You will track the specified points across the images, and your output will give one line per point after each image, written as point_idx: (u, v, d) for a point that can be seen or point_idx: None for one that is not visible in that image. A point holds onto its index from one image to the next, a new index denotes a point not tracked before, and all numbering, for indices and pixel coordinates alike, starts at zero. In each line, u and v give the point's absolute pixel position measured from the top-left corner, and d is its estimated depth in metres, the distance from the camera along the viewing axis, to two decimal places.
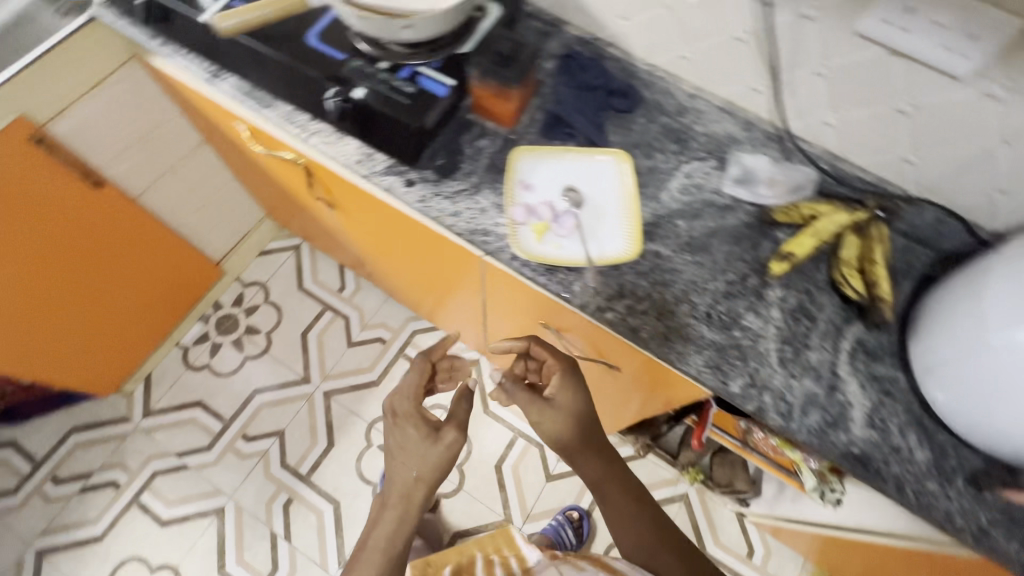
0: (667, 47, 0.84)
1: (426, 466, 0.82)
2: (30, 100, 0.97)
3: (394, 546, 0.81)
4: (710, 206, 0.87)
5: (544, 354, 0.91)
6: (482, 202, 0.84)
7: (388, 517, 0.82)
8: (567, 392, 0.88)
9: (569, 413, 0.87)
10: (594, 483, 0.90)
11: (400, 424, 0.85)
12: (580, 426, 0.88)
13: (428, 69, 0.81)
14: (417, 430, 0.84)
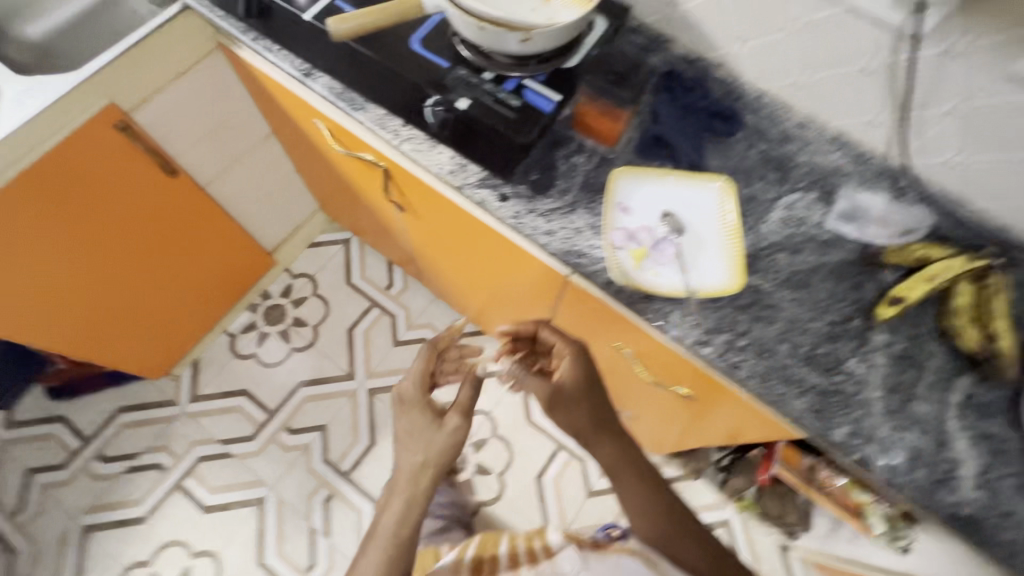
0: (782, 73, 0.80)
1: (434, 449, 0.83)
2: (120, 87, 0.96)
3: (402, 532, 0.80)
4: (812, 240, 0.83)
5: (553, 340, 0.90)
6: (577, 222, 0.82)
7: (396, 502, 0.82)
8: (576, 373, 0.85)
9: (574, 395, 0.85)
10: (608, 470, 0.87)
11: (409, 411, 0.88)
12: (591, 412, 0.85)
13: (533, 82, 0.80)
14: (420, 415, 0.87)
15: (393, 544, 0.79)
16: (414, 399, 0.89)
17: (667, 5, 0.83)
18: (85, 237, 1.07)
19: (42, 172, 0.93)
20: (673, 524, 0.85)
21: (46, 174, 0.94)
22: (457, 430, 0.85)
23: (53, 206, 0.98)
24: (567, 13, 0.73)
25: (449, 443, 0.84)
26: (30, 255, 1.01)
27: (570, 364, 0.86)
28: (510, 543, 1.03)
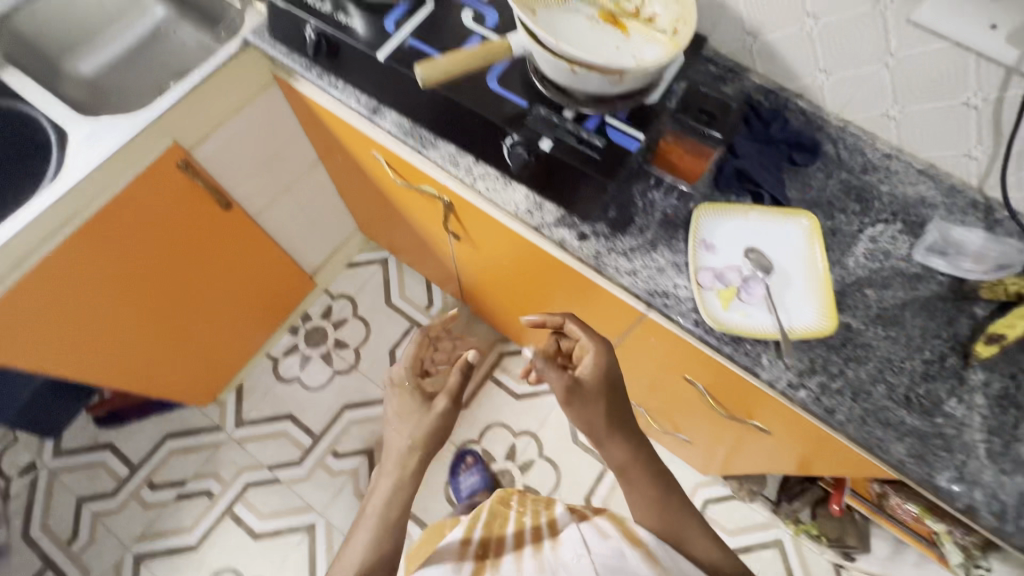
0: (869, 104, 0.78)
1: (422, 431, 0.86)
2: (183, 126, 0.96)
3: (387, 514, 0.82)
4: (899, 274, 0.81)
5: (580, 335, 0.84)
6: (659, 260, 0.80)
7: (384, 485, 0.84)
8: (600, 368, 0.82)
9: (598, 394, 0.82)
10: (620, 469, 0.84)
11: (401, 390, 0.92)
12: (608, 412, 0.83)
13: (615, 120, 0.77)
14: (407, 397, 0.91)
15: (377, 530, 0.80)
16: (407, 382, 0.93)
17: (747, 35, 0.81)
18: (145, 275, 1.07)
19: (108, 215, 0.93)
20: (679, 519, 0.82)
21: (112, 217, 0.94)
22: (438, 419, 0.87)
23: (116, 247, 0.98)
24: (651, 50, 0.75)
25: (431, 426, 0.87)
26: (94, 296, 1.01)
27: (593, 361, 0.82)
28: (518, 518, 0.95)
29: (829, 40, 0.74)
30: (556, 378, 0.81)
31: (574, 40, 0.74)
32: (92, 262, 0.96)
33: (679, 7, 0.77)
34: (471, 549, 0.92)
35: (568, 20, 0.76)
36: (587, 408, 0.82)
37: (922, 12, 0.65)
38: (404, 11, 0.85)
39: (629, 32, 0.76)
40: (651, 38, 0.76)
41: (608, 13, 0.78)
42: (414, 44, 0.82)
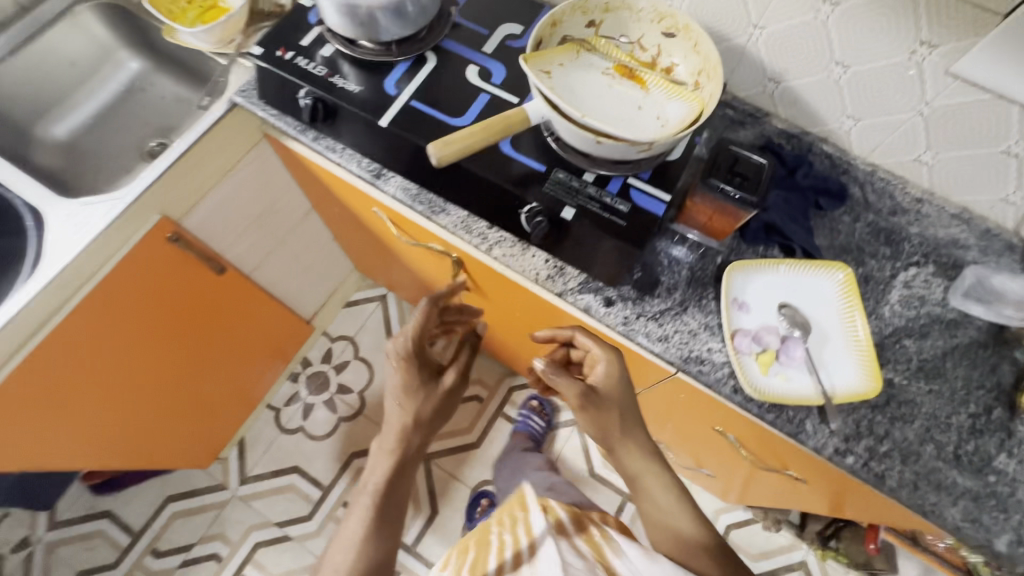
0: (900, 149, 0.75)
1: (424, 408, 0.83)
2: (170, 197, 0.90)
3: (382, 491, 0.79)
4: (937, 321, 0.78)
5: (593, 348, 0.75)
6: (691, 323, 0.76)
7: (383, 460, 0.81)
8: (616, 381, 0.75)
9: (616, 408, 0.74)
10: (630, 477, 0.77)
11: (400, 371, 0.84)
12: (629, 430, 0.76)
13: (639, 182, 0.73)
14: (406, 377, 0.83)
15: (371, 516, 0.77)
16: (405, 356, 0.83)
17: (769, 81, 0.77)
18: (139, 352, 1.01)
19: (95, 300, 0.87)
20: (701, 534, 0.74)
21: (100, 301, 0.88)
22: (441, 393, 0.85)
23: (105, 330, 0.92)
24: (674, 106, 0.70)
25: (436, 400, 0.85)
26: (84, 381, 0.94)
27: (605, 374, 0.74)
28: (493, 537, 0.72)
29: (859, 88, 0.71)
30: (566, 386, 0.74)
31: (593, 101, 0.70)
32: (81, 350, 0.90)
33: (700, 59, 0.73)
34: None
35: (585, 78, 0.71)
36: (597, 421, 0.74)
37: (963, 64, 0.61)
38: (404, 71, 0.79)
39: (649, 86, 0.72)
40: (673, 92, 0.71)
41: (625, 66, 0.74)
42: (417, 107, 0.77)
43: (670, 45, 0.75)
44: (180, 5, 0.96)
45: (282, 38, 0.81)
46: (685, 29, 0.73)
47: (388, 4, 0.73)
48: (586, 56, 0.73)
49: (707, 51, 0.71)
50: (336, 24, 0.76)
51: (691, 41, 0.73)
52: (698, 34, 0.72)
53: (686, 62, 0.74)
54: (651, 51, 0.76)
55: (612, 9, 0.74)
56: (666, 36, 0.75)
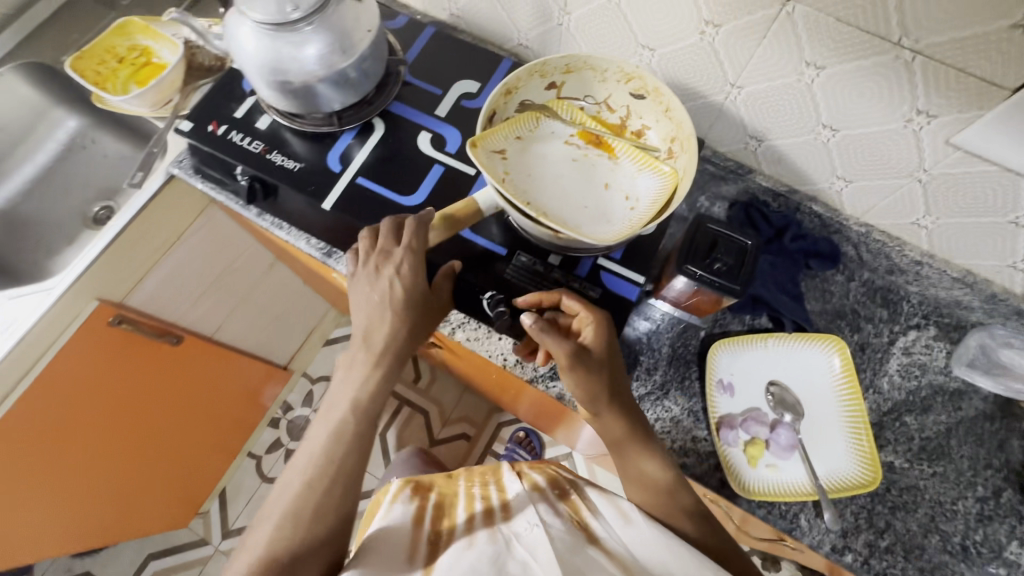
0: (895, 211, 0.68)
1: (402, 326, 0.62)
2: (108, 279, 0.84)
3: (348, 426, 0.60)
4: (939, 393, 0.72)
5: (578, 310, 0.61)
6: (673, 409, 0.70)
7: (357, 373, 0.62)
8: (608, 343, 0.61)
9: (604, 373, 0.61)
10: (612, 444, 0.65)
11: (385, 271, 0.61)
12: (615, 395, 0.63)
13: (610, 262, 0.67)
14: (406, 283, 0.62)
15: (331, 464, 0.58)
16: (397, 253, 0.62)
17: (751, 138, 0.70)
18: (100, 439, 0.95)
19: (34, 399, 0.80)
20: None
21: (41, 399, 0.81)
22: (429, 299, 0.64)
23: (54, 426, 0.85)
24: (645, 180, 0.64)
25: (421, 305, 0.63)
26: (39, 480, 0.88)
27: (597, 338, 0.61)
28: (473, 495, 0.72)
29: (851, 151, 0.63)
30: (553, 343, 0.60)
31: (555, 179, 0.64)
32: (30, 449, 0.84)
33: (673, 124, 0.66)
34: (416, 539, 0.64)
35: (545, 151, 0.65)
36: (583, 385, 0.61)
37: (966, 135, 0.54)
38: (353, 137, 0.73)
39: (618, 155, 0.65)
40: (643, 161, 0.64)
41: (591, 132, 0.67)
42: (365, 184, 0.70)
43: (641, 106, 0.68)
44: (108, 65, 0.89)
45: (214, 110, 0.74)
46: (655, 92, 0.65)
47: (328, 76, 0.65)
48: (548, 122, 0.66)
49: (680, 118, 0.64)
50: (270, 98, 0.67)
51: (663, 104, 0.66)
52: (669, 98, 0.64)
53: (658, 125, 0.67)
54: (619, 112, 0.69)
55: (574, 69, 0.66)
56: (636, 96, 0.67)
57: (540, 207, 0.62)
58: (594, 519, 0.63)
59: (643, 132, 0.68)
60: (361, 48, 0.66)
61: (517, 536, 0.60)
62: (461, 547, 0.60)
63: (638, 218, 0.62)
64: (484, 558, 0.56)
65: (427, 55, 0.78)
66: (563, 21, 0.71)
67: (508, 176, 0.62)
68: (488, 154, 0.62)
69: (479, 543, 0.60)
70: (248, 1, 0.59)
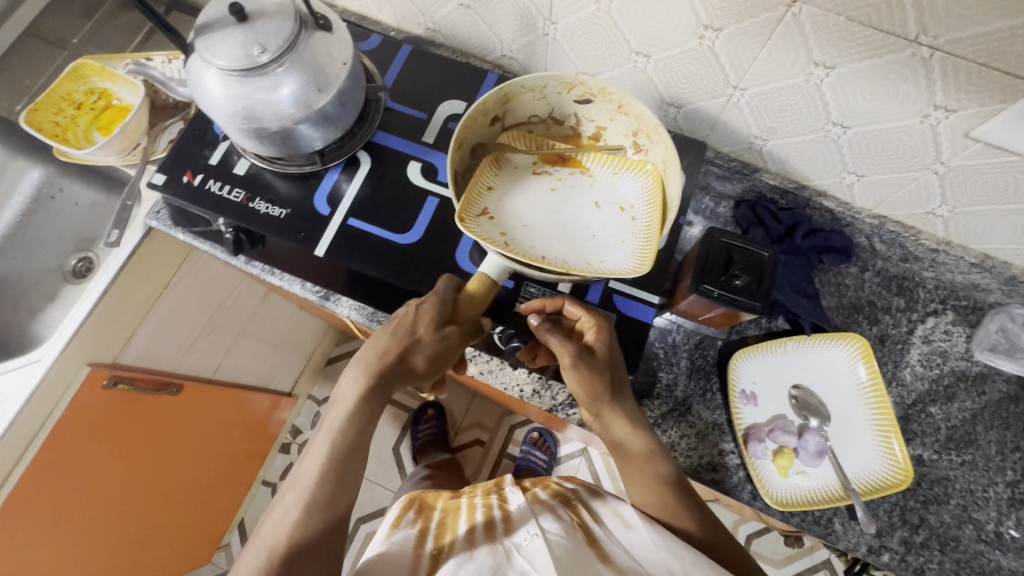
0: (910, 203, 0.67)
1: (421, 355, 0.59)
2: (97, 343, 0.82)
3: (361, 447, 0.57)
4: (962, 379, 0.71)
5: (579, 314, 0.60)
6: (697, 424, 0.68)
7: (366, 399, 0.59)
8: (611, 345, 0.59)
9: (608, 372, 0.58)
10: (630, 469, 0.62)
11: (413, 301, 0.61)
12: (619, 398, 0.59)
13: (621, 283, 0.65)
14: (421, 314, 0.59)
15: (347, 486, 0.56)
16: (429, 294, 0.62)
17: (754, 139, 0.68)
18: (116, 504, 0.91)
19: (36, 476, 0.77)
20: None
21: (42, 474, 0.77)
22: (451, 351, 0.59)
23: (63, 502, 0.81)
24: (626, 183, 0.64)
25: (440, 355, 0.59)
26: (58, 559, 0.84)
27: (599, 341, 0.59)
28: (472, 512, 0.72)
29: (863, 147, 0.62)
30: (557, 343, 0.58)
31: (547, 220, 0.63)
32: (43, 531, 0.80)
33: (630, 118, 0.64)
34: (420, 556, 0.64)
35: (521, 195, 0.64)
36: (584, 387, 0.58)
37: (986, 128, 0.52)
38: (341, 172, 0.69)
39: (588, 167, 0.66)
40: (617, 165, 0.65)
41: (552, 154, 0.66)
42: (358, 225, 0.67)
43: (589, 110, 0.66)
44: (66, 112, 0.83)
45: (186, 159, 0.69)
46: (601, 94, 0.63)
47: (306, 116, 0.60)
48: (506, 162, 0.66)
49: (637, 112, 0.62)
50: (248, 144, 0.63)
51: (613, 103, 0.63)
52: (619, 96, 0.62)
53: (614, 122, 0.66)
54: (570, 122, 0.68)
55: (513, 97, 0.64)
56: (581, 102, 0.65)
57: (555, 255, 0.60)
58: (593, 525, 0.63)
59: (600, 134, 0.68)
60: (338, 83, 0.61)
61: (518, 546, 0.61)
62: (461, 558, 0.61)
63: (644, 225, 0.62)
64: (485, 570, 0.58)
65: (408, 78, 0.74)
66: (548, 31, 0.67)
67: (506, 236, 0.60)
68: (476, 222, 0.60)
69: (479, 555, 0.61)
70: (210, 48, 0.54)
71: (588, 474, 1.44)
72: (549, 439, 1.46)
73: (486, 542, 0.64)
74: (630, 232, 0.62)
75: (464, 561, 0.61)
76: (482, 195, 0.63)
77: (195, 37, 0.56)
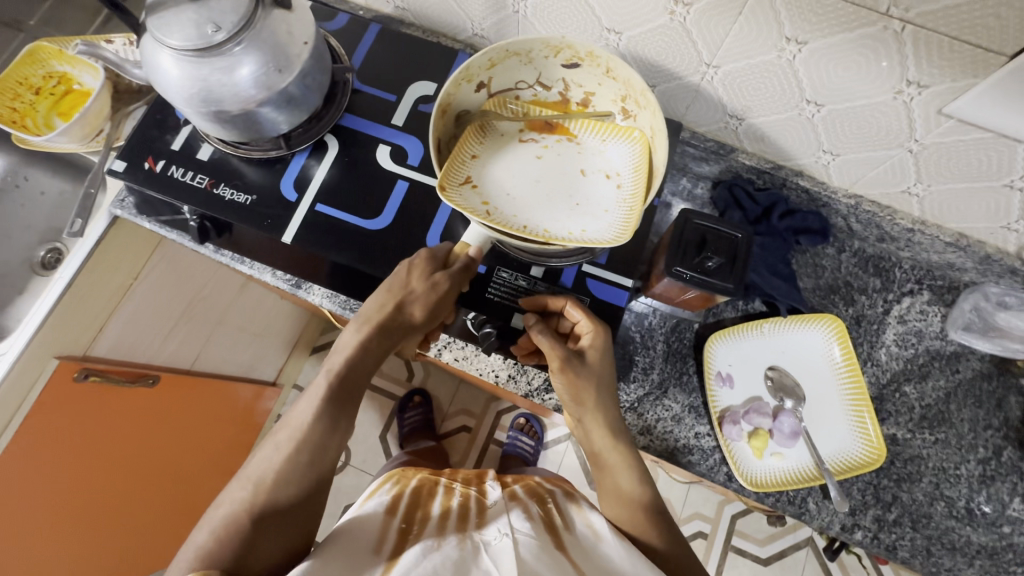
0: (885, 183, 0.67)
1: (418, 305, 0.57)
2: (65, 334, 0.82)
3: (327, 437, 0.55)
4: (936, 357, 0.71)
5: (578, 319, 0.60)
6: (673, 407, 0.68)
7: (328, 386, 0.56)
8: (605, 353, 0.59)
9: (596, 381, 0.59)
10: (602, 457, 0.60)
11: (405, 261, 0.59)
12: (604, 401, 0.60)
13: (593, 268, 0.65)
14: (417, 266, 0.58)
15: (313, 475, 0.54)
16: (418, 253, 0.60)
17: (730, 118, 0.67)
18: (98, 503, 0.89)
19: (7, 477, 0.75)
20: None
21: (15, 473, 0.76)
22: (447, 300, 0.58)
23: (43, 504, 0.80)
24: (615, 150, 0.64)
25: (435, 305, 0.57)
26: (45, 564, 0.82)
27: (593, 350, 0.59)
28: (447, 498, 0.71)
29: (839, 126, 0.61)
30: (547, 345, 0.58)
31: (530, 187, 0.62)
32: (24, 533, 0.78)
33: (618, 83, 0.62)
34: (388, 528, 0.60)
35: (506, 159, 0.63)
36: (569, 390, 0.58)
37: (957, 105, 0.52)
38: (309, 156, 0.67)
39: (576, 134, 0.65)
40: (605, 132, 0.64)
41: (539, 120, 0.65)
42: (325, 212, 0.65)
43: (577, 75, 0.64)
44: (24, 98, 0.80)
45: (148, 144, 0.67)
46: (589, 57, 0.61)
47: (269, 98, 0.59)
48: (493, 127, 0.65)
49: (626, 77, 0.60)
50: (211, 129, 0.61)
51: (601, 67, 0.61)
52: (606, 60, 0.59)
53: (602, 87, 0.64)
54: (557, 88, 0.66)
55: (496, 61, 0.62)
56: (569, 66, 0.63)
57: (538, 224, 0.59)
58: (563, 530, 0.62)
59: (589, 99, 0.66)
60: (300, 63, 0.60)
61: (486, 544, 0.59)
62: (428, 545, 0.57)
63: (630, 192, 0.61)
64: (449, 561, 0.55)
65: (376, 58, 0.72)
66: (518, 8, 0.65)
67: (488, 205, 0.59)
68: (458, 191, 0.59)
69: (446, 546, 0.58)
70: (163, 27, 0.52)
71: (575, 459, 1.45)
72: (537, 425, 1.46)
73: (456, 532, 0.62)
74: (615, 202, 0.61)
75: (431, 547, 0.57)
76: (466, 163, 0.62)
77: (146, 16, 0.54)
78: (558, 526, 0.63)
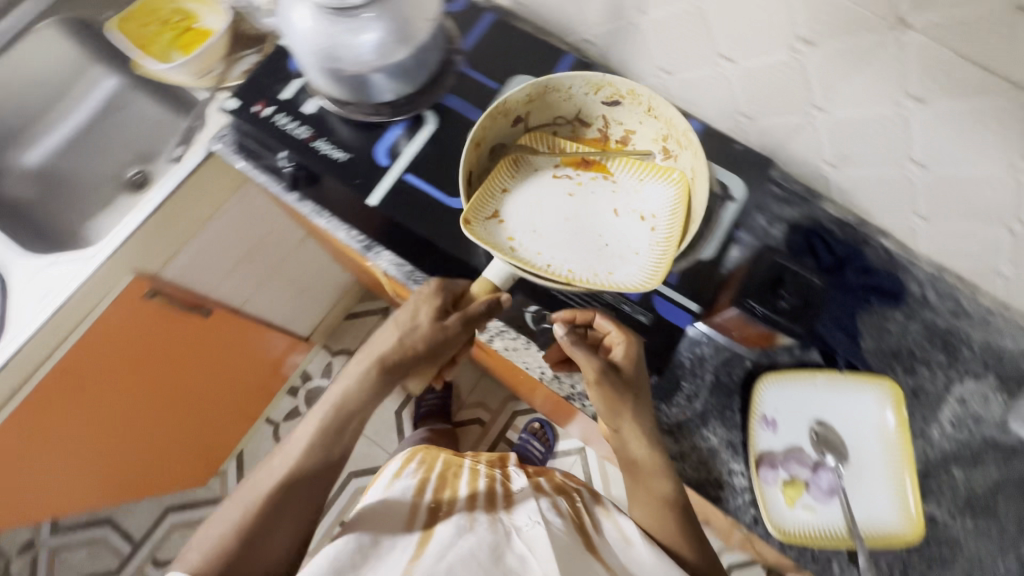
0: (969, 256, 0.65)
1: (420, 340, 0.60)
2: (143, 253, 0.84)
3: None
4: (992, 447, 0.66)
5: (609, 329, 0.61)
6: (711, 439, 0.67)
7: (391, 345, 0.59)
8: (636, 365, 0.59)
9: (632, 392, 0.59)
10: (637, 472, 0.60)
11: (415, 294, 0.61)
12: (642, 414, 0.59)
13: (665, 287, 0.67)
14: (423, 303, 0.60)
15: None
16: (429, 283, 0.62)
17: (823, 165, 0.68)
18: (115, 408, 0.96)
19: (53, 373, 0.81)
20: None
21: (63, 377, 0.83)
22: (451, 342, 0.60)
23: (71, 401, 0.87)
24: (651, 191, 0.65)
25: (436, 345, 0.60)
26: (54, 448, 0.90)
27: (626, 358, 0.59)
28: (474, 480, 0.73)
29: None
30: (582, 358, 0.59)
31: (559, 224, 0.64)
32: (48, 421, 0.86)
33: (660, 122, 0.66)
34: (418, 506, 0.63)
35: (537, 194, 0.65)
36: (604, 402, 0.59)
37: None
38: (403, 130, 0.69)
39: (612, 173, 0.67)
40: (642, 173, 0.66)
41: (577, 157, 0.68)
42: (413, 182, 0.67)
43: (617, 112, 0.68)
44: (150, 27, 0.86)
45: (260, 88, 0.71)
46: (630, 95, 0.65)
47: (385, 66, 0.63)
48: (527, 161, 0.67)
49: (668, 116, 0.64)
50: (324, 84, 0.65)
51: (643, 104, 0.66)
52: (649, 97, 0.64)
53: (643, 126, 0.68)
54: (597, 124, 0.69)
55: (533, 97, 0.66)
56: (611, 103, 0.67)
57: (561, 264, 0.61)
58: (593, 531, 0.67)
59: (628, 137, 0.69)
60: (420, 37, 0.64)
61: (518, 529, 0.60)
62: (461, 525, 0.59)
63: (663, 236, 0.63)
64: (483, 544, 0.56)
65: (487, 45, 0.74)
66: (638, 21, 0.72)
67: (513, 241, 0.62)
68: (484, 226, 0.62)
69: (479, 529, 0.59)
70: None
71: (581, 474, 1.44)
72: (550, 433, 1.46)
73: (485, 510, 0.64)
74: (646, 242, 0.63)
75: (464, 526, 0.59)
76: (496, 196, 0.64)
77: None
78: (587, 526, 0.68)
